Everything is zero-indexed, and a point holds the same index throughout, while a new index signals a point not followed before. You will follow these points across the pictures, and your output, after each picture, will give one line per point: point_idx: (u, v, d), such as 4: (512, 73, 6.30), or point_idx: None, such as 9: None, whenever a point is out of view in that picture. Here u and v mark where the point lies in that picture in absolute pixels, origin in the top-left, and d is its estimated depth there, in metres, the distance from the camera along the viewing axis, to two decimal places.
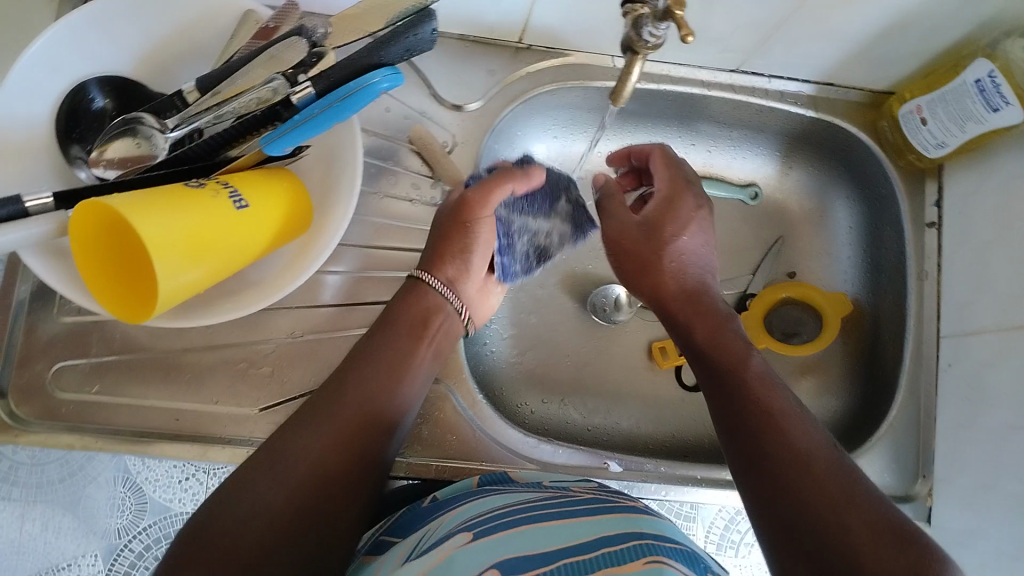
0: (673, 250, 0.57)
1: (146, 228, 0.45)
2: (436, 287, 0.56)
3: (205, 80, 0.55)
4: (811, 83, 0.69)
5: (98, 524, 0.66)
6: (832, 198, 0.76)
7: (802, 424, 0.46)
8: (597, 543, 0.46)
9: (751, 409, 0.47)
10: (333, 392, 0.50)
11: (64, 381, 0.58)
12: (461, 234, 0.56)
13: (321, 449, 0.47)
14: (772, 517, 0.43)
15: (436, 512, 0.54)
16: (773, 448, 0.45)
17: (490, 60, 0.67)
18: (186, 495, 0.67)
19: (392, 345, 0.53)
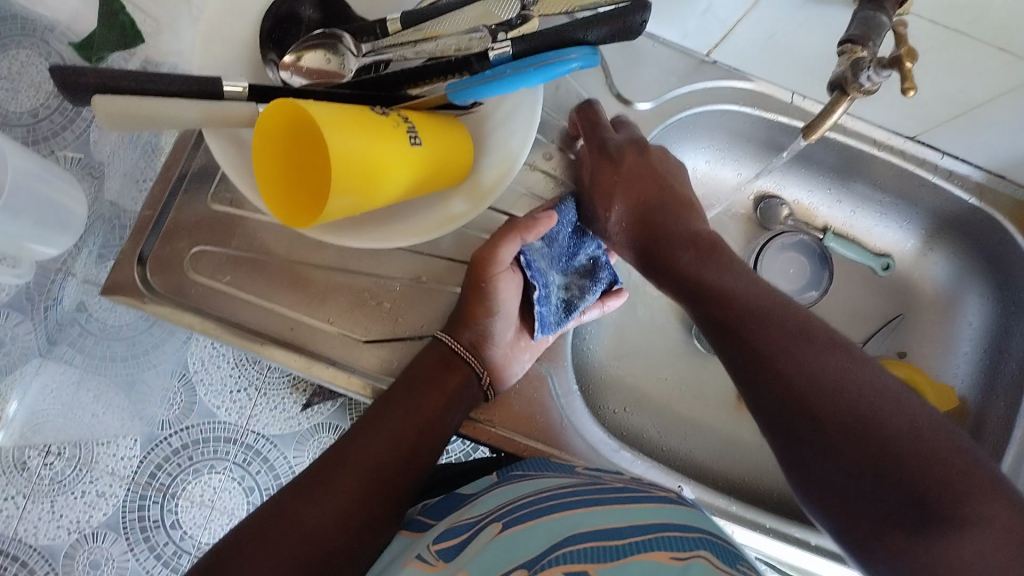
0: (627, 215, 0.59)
1: (338, 146, 0.46)
2: (461, 352, 0.58)
3: (411, 15, 0.56)
4: (982, 170, 0.68)
5: (145, 411, 0.75)
6: (966, 291, 0.74)
7: (782, 330, 0.49)
8: (629, 529, 0.46)
9: (757, 354, 0.49)
10: (333, 458, 0.52)
11: (200, 265, 0.60)
12: (478, 298, 0.58)
13: (330, 510, 0.49)
14: (804, 455, 0.47)
15: (469, 499, 0.55)
16: (766, 376, 0.49)
17: (672, 66, 0.67)
18: (231, 407, 0.77)
19: (398, 405, 0.55)
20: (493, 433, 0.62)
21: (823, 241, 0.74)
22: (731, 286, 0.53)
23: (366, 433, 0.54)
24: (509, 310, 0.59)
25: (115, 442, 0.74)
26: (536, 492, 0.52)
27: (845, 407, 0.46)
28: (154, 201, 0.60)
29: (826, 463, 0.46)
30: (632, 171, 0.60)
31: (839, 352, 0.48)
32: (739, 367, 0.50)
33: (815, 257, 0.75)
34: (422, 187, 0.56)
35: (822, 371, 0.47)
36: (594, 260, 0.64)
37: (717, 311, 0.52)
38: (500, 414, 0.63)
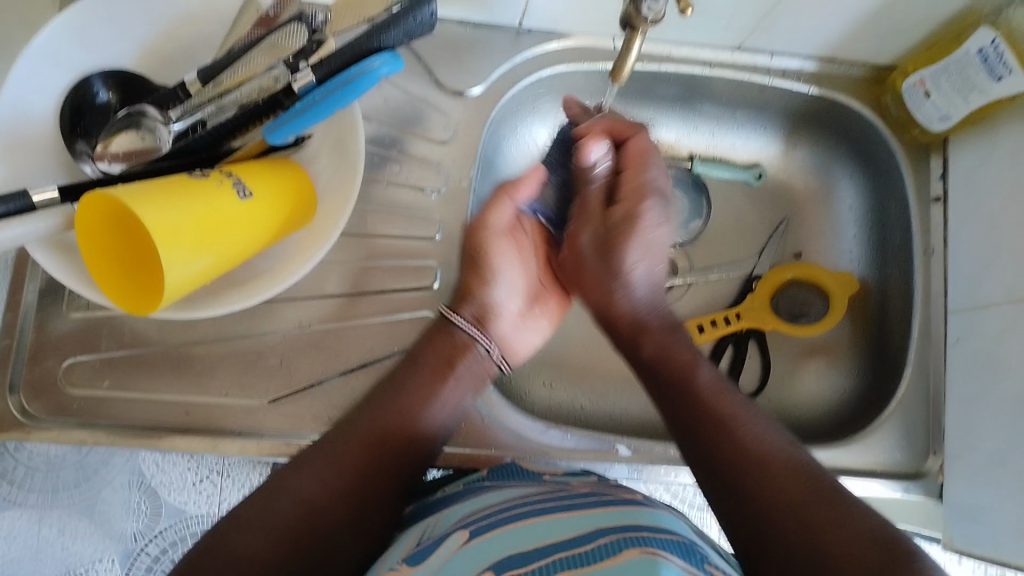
0: (620, 275, 0.56)
1: (154, 218, 0.45)
2: (466, 328, 0.58)
3: (206, 72, 0.55)
4: (813, 59, 0.69)
5: (115, 528, 0.70)
6: (837, 176, 0.75)
7: (747, 419, 0.50)
8: (592, 536, 0.44)
9: (724, 467, 0.48)
10: (341, 434, 0.51)
11: (75, 376, 0.58)
12: (473, 269, 0.59)
13: (318, 490, 0.48)
14: (758, 565, 0.44)
15: (435, 509, 0.54)
16: (725, 449, 0.48)
17: (492, 46, 0.67)
18: (200, 498, 0.71)
19: (414, 381, 0.55)
20: None
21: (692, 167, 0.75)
22: (732, 406, 0.50)
23: (389, 408, 0.53)
24: (507, 276, 0.60)
25: (92, 568, 0.69)
26: (501, 501, 0.52)
27: (826, 537, 0.42)
28: (9, 328, 0.58)
29: (760, 537, 0.44)
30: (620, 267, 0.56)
31: (830, 493, 0.45)
32: (698, 454, 0.49)
33: (689, 187, 0.75)
34: (271, 236, 0.55)
35: (799, 493, 0.45)
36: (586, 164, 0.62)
37: (691, 414, 0.51)
38: None
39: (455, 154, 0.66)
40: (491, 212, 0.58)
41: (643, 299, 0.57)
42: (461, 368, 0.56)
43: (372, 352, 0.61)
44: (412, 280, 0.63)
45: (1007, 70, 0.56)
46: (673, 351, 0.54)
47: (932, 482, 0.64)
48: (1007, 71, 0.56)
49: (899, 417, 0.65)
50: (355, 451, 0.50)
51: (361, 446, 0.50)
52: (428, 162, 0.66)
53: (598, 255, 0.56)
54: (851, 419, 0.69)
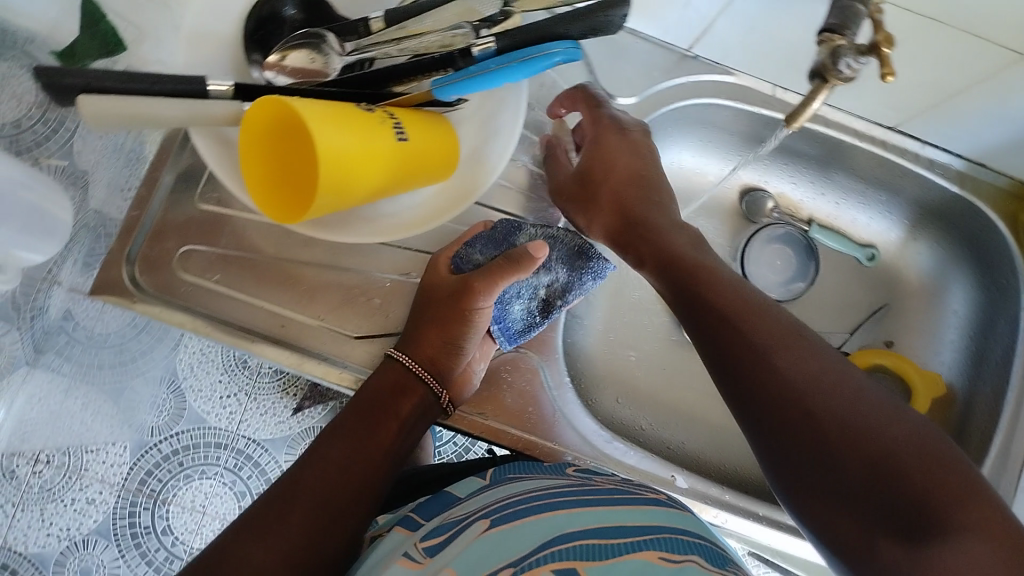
0: (609, 183, 0.59)
1: (326, 144, 0.47)
2: (417, 372, 0.56)
3: (394, 13, 0.57)
4: (962, 158, 0.69)
5: (136, 418, 0.83)
6: (951, 279, 0.74)
7: (760, 316, 0.49)
8: (623, 533, 0.47)
9: (747, 361, 0.47)
10: (311, 456, 0.52)
11: (189, 264, 0.59)
12: (442, 325, 0.56)
13: (268, 556, 0.46)
14: (780, 451, 0.46)
15: (459, 502, 0.56)
16: (741, 350, 0.48)
17: (655, 62, 0.68)
18: (220, 411, 0.86)
19: (370, 394, 0.55)
20: (489, 427, 0.62)
21: (807, 232, 0.75)
22: (739, 301, 0.50)
23: (351, 431, 0.53)
24: (476, 335, 0.58)
25: (104, 449, 0.81)
26: (521, 491, 0.53)
27: (831, 419, 0.44)
28: (140, 202, 0.60)
29: (783, 436, 0.45)
30: (637, 146, 0.59)
31: (844, 376, 0.46)
32: (714, 351, 0.50)
33: (801, 248, 0.76)
34: (413, 183, 0.57)
35: (819, 380, 0.45)
36: (578, 248, 0.62)
37: (713, 327, 0.50)
38: (491, 407, 0.62)
39: None
40: (496, 282, 0.56)
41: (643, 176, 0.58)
42: (405, 416, 0.55)
43: None
44: None
45: None
46: (677, 250, 0.54)
47: None
48: None
49: None
50: (300, 510, 0.49)
51: (307, 503, 0.49)
52: None
53: (632, 155, 0.59)
54: None
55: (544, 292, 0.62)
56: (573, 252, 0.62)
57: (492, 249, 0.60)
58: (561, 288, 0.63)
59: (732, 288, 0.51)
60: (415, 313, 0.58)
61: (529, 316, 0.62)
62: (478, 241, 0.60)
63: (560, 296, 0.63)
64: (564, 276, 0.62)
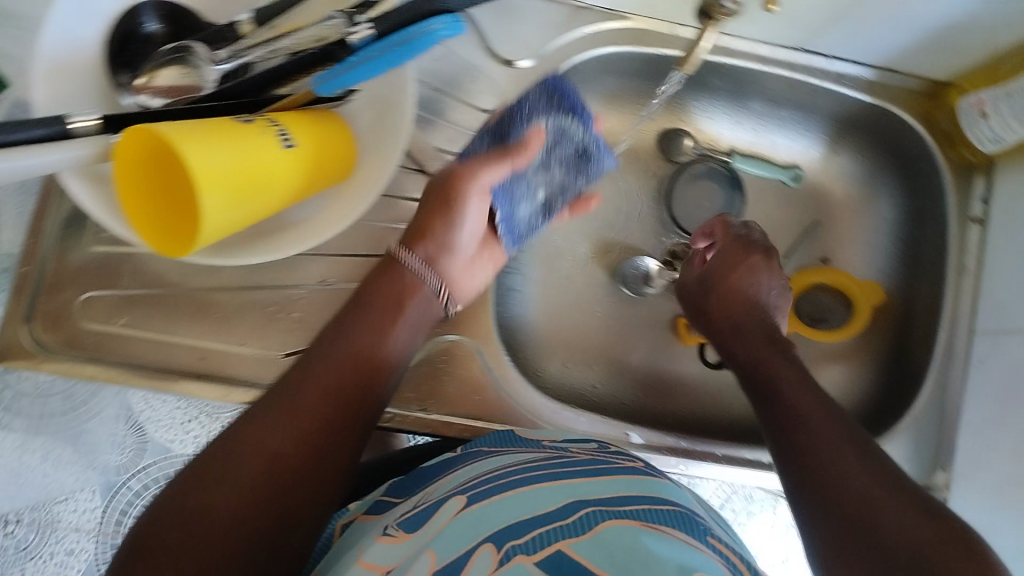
0: (729, 288, 0.62)
1: (197, 162, 0.44)
2: (414, 266, 0.54)
3: (264, 12, 0.54)
4: (870, 66, 0.68)
5: (99, 460, 0.68)
6: (875, 188, 0.75)
7: (823, 407, 0.51)
8: (592, 503, 0.45)
9: (805, 447, 0.49)
10: (291, 382, 0.47)
11: (92, 311, 0.57)
12: (439, 209, 0.55)
13: (272, 444, 0.44)
14: (810, 525, 0.46)
15: (437, 474, 0.55)
16: (808, 433, 0.50)
17: (549, 18, 0.65)
18: (187, 437, 0.69)
19: (359, 330, 0.51)
20: (434, 422, 0.61)
21: (728, 162, 0.74)
22: (810, 397, 0.52)
23: (334, 366, 0.49)
24: (473, 221, 0.56)
25: (71, 498, 0.69)
26: (495, 469, 0.51)
27: (886, 516, 0.43)
28: (29, 255, 0.57)
29: (830, 520, 0.45)
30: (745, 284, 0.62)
31: (900, 483, 0.46)
32: (783, 453, 0.50)
33: (724, 182, 0.74)
34: (312, 187, 0.54)
35: (876, 486, 0.45)
36: (584, 148, 0.60)
37: (780, 406, 0.53)
38: (434, 400, 0.61)
39: None
40: (486, 170, 0.54)
41: (755, 300, 0.61)
42: (411, 306, 0.54)
43: None
44: None
45: None
46: (767, 354, 0.57)
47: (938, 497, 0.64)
48: None
49: (913, 430, 0.65)
50: (309, 410, 0.46)
51: (316, 400, 0.47)
52: (469, 130, 0.64)
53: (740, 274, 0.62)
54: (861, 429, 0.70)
55: (545, 195, 0.60)
56: (578, 153, 0.59)
57: (494, 145, 0.57)
58: (561, 188, 0.60)
59: (800, 377, 0.54)
60: (423, 196, 0.57)
61: (532, 219, 0.61)
62: (489, 129, 0.57)
63: (559, 195, 0.61)
64: (562, 176, 0.60)
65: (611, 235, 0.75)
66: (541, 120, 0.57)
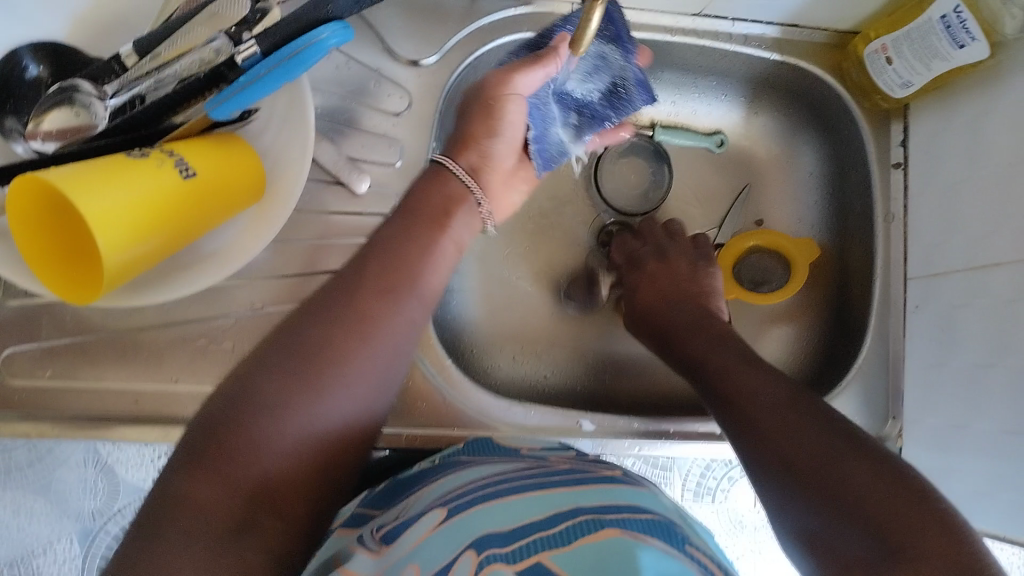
0: (648, 287, 0.64)
1: (91, 206, 0.43)
2: (458, 176, 0.55)
3: (144, 41, 0.52)
4: (776, 24, 0.67)
5: (71, 506, 0.67)
6: (798, 143, 0.75)
7: (749, 365, 0.50)
8: (572, 514, 0.44)
9: (734, 400, 0.49)
10: (344, 283, 0.46)
11: (15, 367, 0.56)
12: (482, 117, 0.56)
13: (325, 341, 0.43)
14: (780, 495, 0.43)
15: (418, 484, 0.54)
16: (734, 388, 0.49)
17: (448, 13, 0.64)
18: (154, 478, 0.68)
19: (411, 234, 0.50)
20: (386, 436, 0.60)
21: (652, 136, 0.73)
22: (734, 359, 0.52)
23: (383, 272, 0.47)
24: (509, 132, 0.57)
25: (49, 548, 0.69)
26: (479, 479, 0.51)
27: (808, 444, 0.43)
28: None
29: (764, 460, 0.44)
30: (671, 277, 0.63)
31: (819, 411, 0.45)
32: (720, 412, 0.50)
33: (649, 153, 0.74)
34: (224, 211, 0.53)
35: (796, 419, 0.44)
36: (618, 82, 0.60)
37: (708, 371, 0.52)
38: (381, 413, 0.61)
39: (412, 125, 0.64)
40: (521, 78, 0.54)
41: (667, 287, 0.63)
42: (455, 218, 0.53)
43: None
44: None
45: (971, 38, 0.56)
46: (694, 328, 0.57)
47: (891, 445, 0.64)
48: (970, 38, 0.56)
49: (859, 382, 0.66)
50: (360, 313, 0.45)
51: (372, 304, 0.45)
52: (382, 136, 0.63)
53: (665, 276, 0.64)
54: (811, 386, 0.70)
55: (578, 116, 0.62)
56: (611, 85, 0.60)
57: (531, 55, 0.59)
58: (592, 113, 0.62)
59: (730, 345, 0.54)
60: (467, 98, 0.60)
61: (564, 139, 0.63)
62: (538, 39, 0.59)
63: (591, 121, 0.62)
64: (594, 101, 0.61)
65: (544, 223, 0.75)
66: (582, 40, 0.57)
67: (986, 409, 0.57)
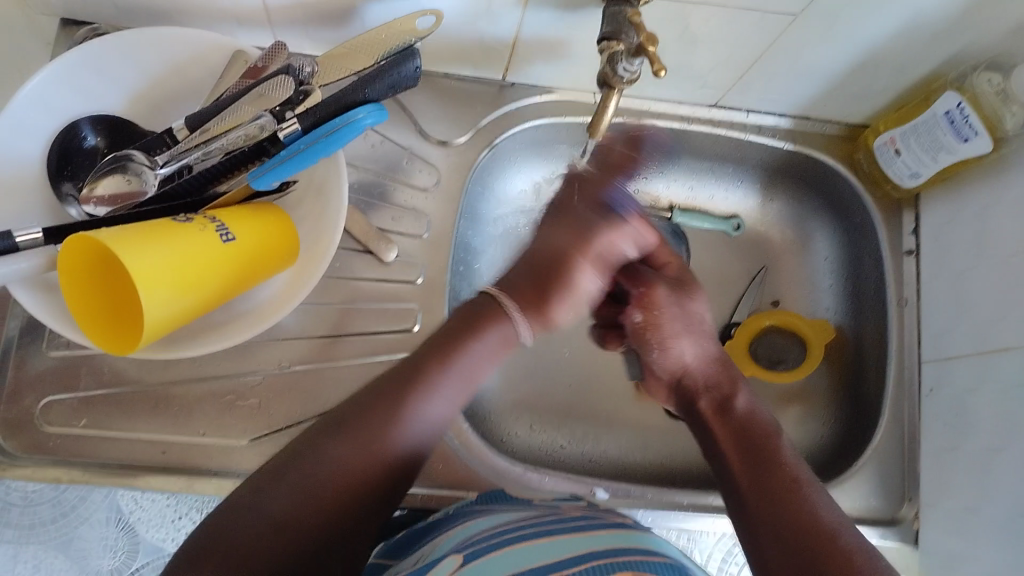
0: (665, 346, 0.64)
1: (136, 263, 0.46)
2: (508, 304, 0.60)
3: (195, 118, 0.57)
4: (788, 117, 0.71)
5: (89, 564, 0.67)
6: (812, 229, 0.77)
7: (818, 505, 0.52)
8: (586, 557, 0.46)
9: (801, 546, 0.49)
10: (375, 398, 0.51)
11: (52, 415, 0.58)
12: (579, 240, 0.63)
13: (351, 456, 0.48)
14: None
15: (434, 534, 0.55)
16: (794, 524, 0.50)
17: (477, 98, 0.69)
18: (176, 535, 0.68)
19: (447, 349, 0.55)
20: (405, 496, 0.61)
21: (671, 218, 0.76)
22: (804, 502, 0.52)
23: (412, 390, 0.52)
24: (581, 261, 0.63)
25: None
26: (496, 525, 0.52)
27: None
28: None
29: None
30: (689, 310, 0.66)
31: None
32: (777, 543, 0.50)
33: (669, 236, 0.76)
34: (262, 270, 0.56)
35: None
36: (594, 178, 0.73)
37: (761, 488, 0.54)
38: None
39: (442, 199, 0.67)
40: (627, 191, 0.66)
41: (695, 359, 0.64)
42: (496, 335, 0.58)
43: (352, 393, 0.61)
44: (390, 322, 0.64)
45: (973, 132, 0.59)
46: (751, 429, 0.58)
47: (907, 529, 0.64)
48: (973, 133, 0.58)
49: (874, 466, 0.66)
50: (385, 429, 0.50)
51: (396, 420, 0.51)
52: (412, 209, 0.67)
53: (676, 307, 0.65)
54: (826, 466, 0.70)
55: None
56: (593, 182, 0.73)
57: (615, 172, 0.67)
58: None
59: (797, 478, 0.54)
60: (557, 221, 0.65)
61: None
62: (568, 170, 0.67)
63: None
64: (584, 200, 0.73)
65: None
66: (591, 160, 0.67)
67: (999, 493, 0.57)
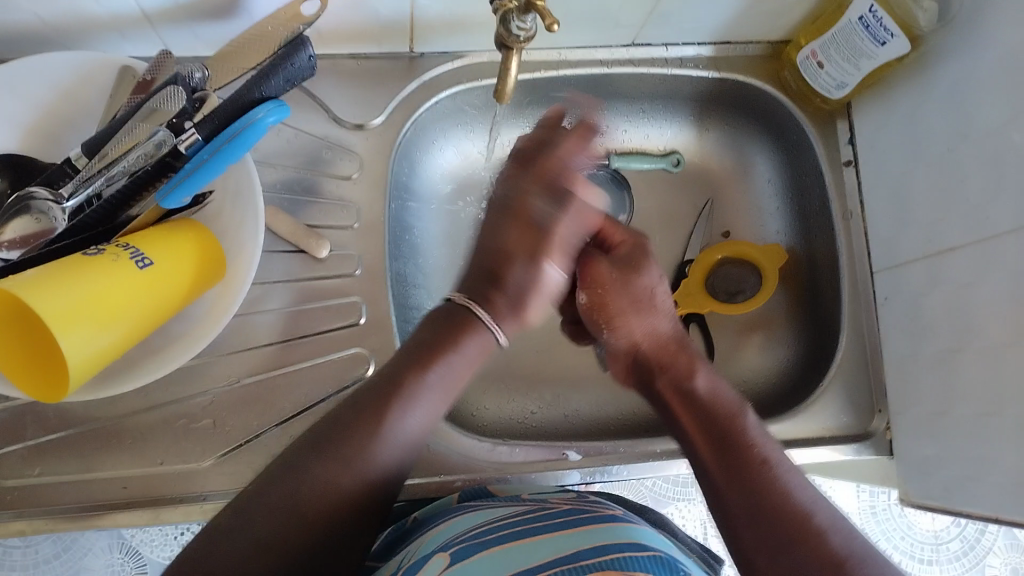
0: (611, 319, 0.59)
1: (49, 309, 0.45)
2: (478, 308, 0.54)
3: (91, 143, 0.54)
4: (708, 44, 0.69)
5: None
6: (751, 154, 0.76)
7: (798, 483, 0.49)
8: (573, 555, 0.44)
9: (790, 531, 0.46)
10: (333, 440, 0.46)
11: (6, 469, 0.57)
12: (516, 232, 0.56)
13: (306, 502, 0.44)
14: None
15: (418, 534, 0.54)
16: (778, 509, 0.47)
17: (389, 75, 0.67)
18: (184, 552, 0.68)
19: (412, 376, 0.50)
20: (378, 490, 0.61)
21: (609, 164, 0.74)
22: (787, 484, 0.49)
23: (376, 417, 0.47)
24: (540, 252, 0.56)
25: None
26: (478, 524, 0.51)
27: None
28: None
29: None
30: (638, 285, 0.59)
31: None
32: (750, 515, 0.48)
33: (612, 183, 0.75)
34: (187, 291, 0.54)
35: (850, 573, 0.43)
36: None
37: (732, 461, 0.50)
38: None
39: (370, 185, 0.66)
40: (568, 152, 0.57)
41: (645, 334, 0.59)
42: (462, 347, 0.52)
43: (308, 397, 0.60)
44: (337, 319, 0.62)
45: (889, 35, 0.58)
46: (719, 398, 0.55)
47: (881, 441, 0.64)
48: (889, 35, 0.58)
49: (841, 383, 0.65)
50: (347, 470, 0.45)
51: (359, 459, 0.46)
52: (340, 200, 0.65)
53: (621, 280, 0.59)
54: (797, 390, 0.70)
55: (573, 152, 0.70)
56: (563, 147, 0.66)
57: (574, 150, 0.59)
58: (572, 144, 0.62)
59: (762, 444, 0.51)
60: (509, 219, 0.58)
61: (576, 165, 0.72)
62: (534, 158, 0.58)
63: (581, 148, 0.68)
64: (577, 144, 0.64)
65: None
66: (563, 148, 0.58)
67: (963, 392, 0.57)
